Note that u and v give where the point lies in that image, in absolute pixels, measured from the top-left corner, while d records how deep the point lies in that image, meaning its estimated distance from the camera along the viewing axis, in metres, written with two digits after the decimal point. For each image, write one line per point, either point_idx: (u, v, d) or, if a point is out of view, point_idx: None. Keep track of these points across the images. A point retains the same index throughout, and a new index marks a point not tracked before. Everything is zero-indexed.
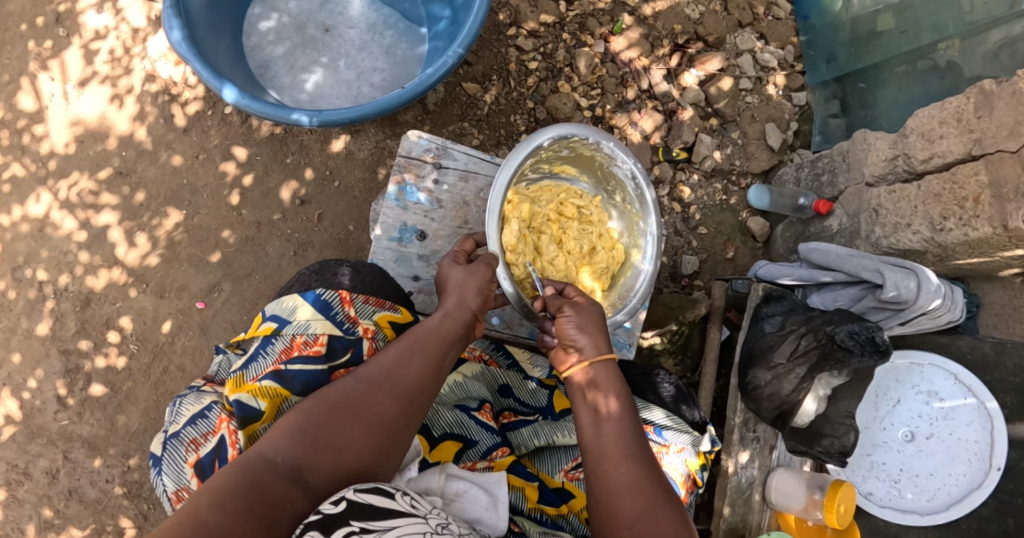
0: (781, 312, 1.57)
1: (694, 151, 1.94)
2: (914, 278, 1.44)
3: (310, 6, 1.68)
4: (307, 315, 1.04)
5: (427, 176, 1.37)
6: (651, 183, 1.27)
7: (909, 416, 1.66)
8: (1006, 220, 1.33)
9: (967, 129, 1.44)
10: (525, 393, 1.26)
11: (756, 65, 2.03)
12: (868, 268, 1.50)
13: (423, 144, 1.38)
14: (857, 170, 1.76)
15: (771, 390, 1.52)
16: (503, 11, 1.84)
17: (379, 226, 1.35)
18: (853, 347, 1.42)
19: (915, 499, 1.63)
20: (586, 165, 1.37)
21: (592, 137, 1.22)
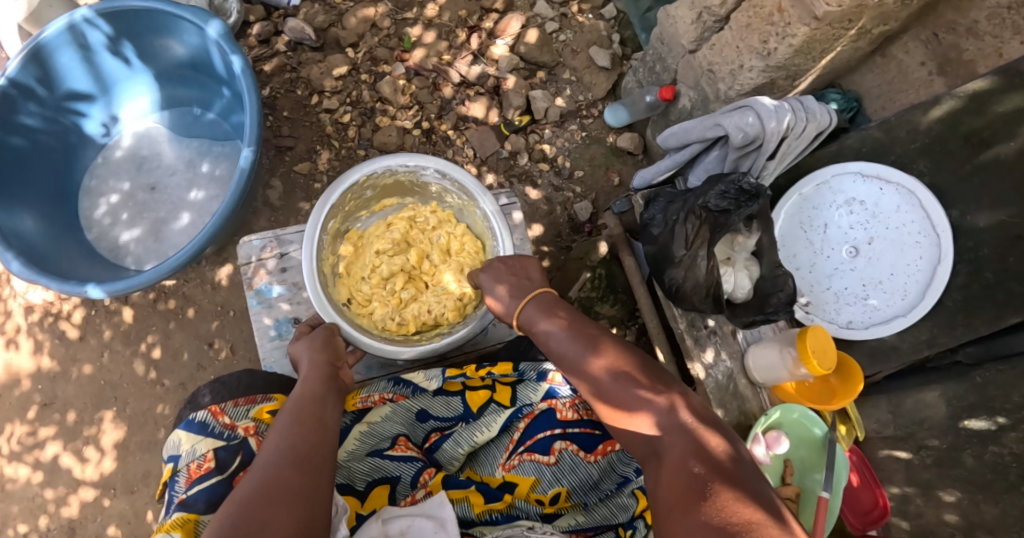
0: (661, 209, 1.50)
1: (534, 110, 1.93)
2: (751, 112, 1.38)
3: (129, 177, 1.74)
4: (188, 443, 1.06)
5: (275, 269, 1.43)
6: (457, 174, 1.29)
7: (845, 233, 1.62)
8: (814, 12, 1.36)
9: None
10: (439, 409, 1.18)
11: (554, 5, 2.05)
12: (710, 127, 1.44)
13: (257, 244, 1.43)
14: (676, 45, 1.76)
15: (688, 282, 1.44)
16: (299, 86, 1.84)
17: (256, 333, 1.41)
18: (729, 205, 1.40)
19: (891, 305, 1.58)
20: (404, 189, 1.42)
21: (377, 168, 1.30)
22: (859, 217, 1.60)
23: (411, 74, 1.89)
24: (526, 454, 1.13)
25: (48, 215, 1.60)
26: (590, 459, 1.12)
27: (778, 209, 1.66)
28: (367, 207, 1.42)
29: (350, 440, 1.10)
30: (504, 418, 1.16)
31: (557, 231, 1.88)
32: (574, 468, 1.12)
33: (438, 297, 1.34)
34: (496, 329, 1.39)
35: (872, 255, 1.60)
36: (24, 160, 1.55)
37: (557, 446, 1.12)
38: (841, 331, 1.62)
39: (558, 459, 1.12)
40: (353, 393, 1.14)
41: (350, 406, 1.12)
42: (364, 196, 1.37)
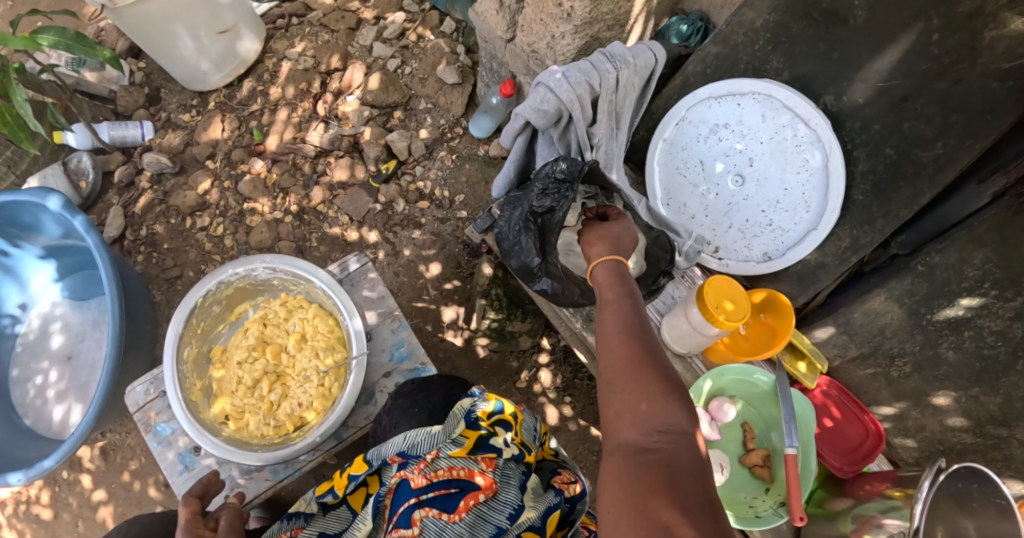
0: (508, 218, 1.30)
1: (397, 151, 1.81)
2: (542, 88, 1.25)
3: (48, 353, 1.81)
4: None
5: (164, 408, 1.39)
6: (286, 262, 1.27)
7: (723, 163, 1.46)
8: None
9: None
10: (332, 525, 1.11)
11: (390, 42, 1.97)
12: (516, 120, 1.30)
13: (141, 390, 1.40)
14: (495, 38, 1.64)
15: (562, 286, 1.29)
16: (171, 215, 1.83)
17: (165, 473, 1.37)
18: (550, 203, 1.20)
19: (798, 221, 1.42)
20: (250, 292, 1.38)
21: (209, 284, 1.27)
22: (730, 141, 1.45)
23: (270, 163, 1.84)
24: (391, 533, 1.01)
25: None
26: (454, 519, 1.02)
27: (648, 165, 1.51)
28: (222, 321, 1.38)
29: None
30: (371, 506, 1.07)
31: (456, 261, 1.76)
32: (440, 534, 1.01)
33: (303, 388, 1.30)
34: (383, 396, 1.31)
35: (758, 176, 1.44)
36: None
37: (416, 517, 1.01)
38: (759, 267, 1.45)
39: (422, 530, 1.00)
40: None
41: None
42: (212, 313, 1.34)
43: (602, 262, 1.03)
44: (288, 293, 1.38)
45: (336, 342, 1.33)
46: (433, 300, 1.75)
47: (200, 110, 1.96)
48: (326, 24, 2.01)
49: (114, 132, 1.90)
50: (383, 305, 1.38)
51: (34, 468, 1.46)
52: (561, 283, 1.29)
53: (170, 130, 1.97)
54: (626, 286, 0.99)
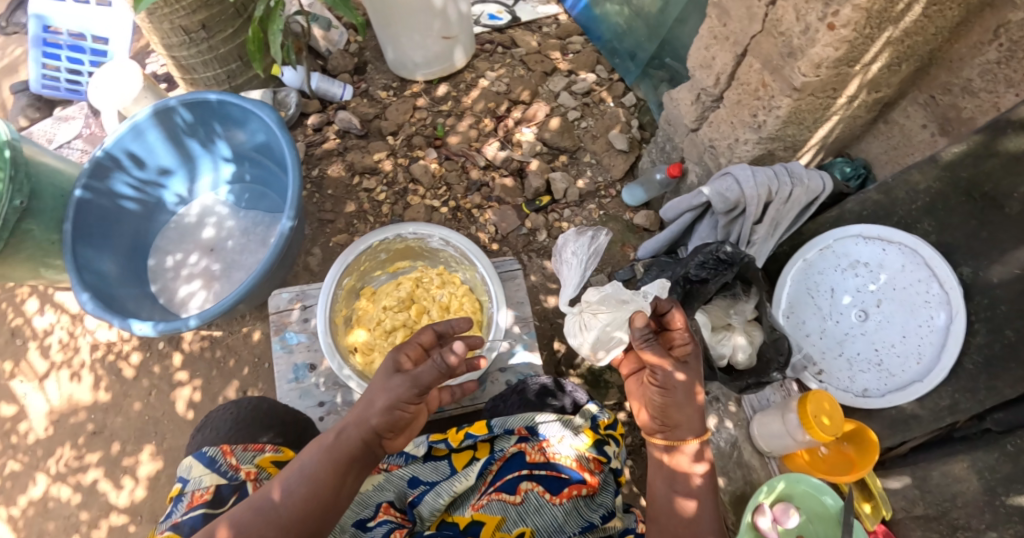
0: (653, 278, 1.52)
1: (553, 191, 1.99)
2: (730, 178, 1.44)
3: (191, 239, 2.02)
4: (199, 472, 1.16)
5: (299, 319, 1.53)
6: (461, 238, 1.42)
7: (852, 297, 1.59)
8: (792, 83, 1.48)
9: (725, 39, 1.63)
10: (427, 473, 1.18)
11: (576, 96, 2.20)
12: (695, 195, 1.49)
13: (287, 296, 1.55)
14: (681, 125, 1.86)
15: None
16: (342, 169, 2.05)
17: (275, 376, 1.48)
18: (707, 276, 1.41)
19: (906, 369, 1.51)
20: (414, 253, 1.55)
21: (389, 234, 1.43)
22: (865, 280, 1.58)
23: (442, 158, 2.05)
24: (494, 493, 1.13)
25: (126, 264, 1.89)
26: (555, 501, 1.11)
27: (783, 276, 1.66)
28: (381, 267, 1.55)
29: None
30: (478, 467, 1.16)
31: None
32: (539, 509, 1.11)
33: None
34: (492, 386, 1.42)
35: (882, 319, 1.55)
36: (109, 217, 1.85)
37: (523, 487, 1.12)
38: (856, 400, 1.55)
39: (524, 500, 1.11)
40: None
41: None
42: (378, 258, 1.51)
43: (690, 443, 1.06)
44: (446, 268, 1.54)
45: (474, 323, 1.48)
46: (541, 328, 1.86)
47: (397, 92, 2.21)
48: (526, 62, 2.26)
49: (321, 84, 2.14)
50: (520, 309, 1.52)
51: (163, 326, 1.61)
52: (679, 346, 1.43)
53: (364, 99, 2.20)
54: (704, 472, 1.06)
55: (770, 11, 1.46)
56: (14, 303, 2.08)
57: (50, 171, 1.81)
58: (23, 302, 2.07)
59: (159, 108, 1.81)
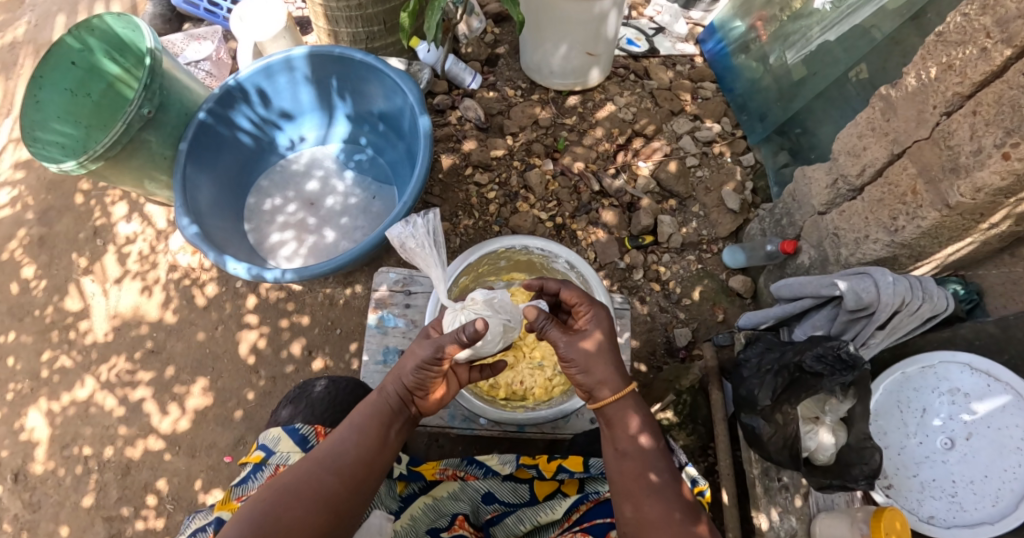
0: (757, 353, 1.63)
1: (658, 232, 2.12)
2: (869, 279, 1.50)
3: (294, 189, 2.05)
4: (288, 446, 1.16)
5: (398, 302, 1.56)
6: (586, 268, 1.48)
7: (941, 421, 1.55)
8: (946, 199, 1.45)
9: (883, 133, 1.59)
10: (505, 493, 1.28)
11: (698, 143, 2.25)
12: (825, 285, 1.56)
13: (393, 277, 1.58)
14: (807, 204, 1.88)
15: (771, 431, 1.53)
16: (458, 157, 2.19)
17: (364, 353, 1.52)
18: (823, 370, 1.48)
19: (980, 508, 1.48)
20: (533, 269, 1.60)
21: (517, 245, 1.51)
22: (959, 408, 1.55)
23: (558, 171, 2.18)
24: (579, 532, 1.17)
25: (225, 196, 1.92)
26: None
27: (875, 382, 1.63)
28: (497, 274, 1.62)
29: (415, 507, 1.26)
30: (566, 504, 1.24)
31: (652, 348, 2.02)
32: None
33: (532, 373, 1.50)
34: (576, 420, 1.54)
35: (968, 451, 1.51)
36: (222, 147, 1.90)
37: (611, 534, 1.15)
38: (921, 524, 1.51)
39: None
40: (433, 464, 1.31)
41: (429, 475, 1.28)
42: (498, 265, 1.58)
43: (621, 393, 1.10)
44: None
45: None
46: None
47: (525, 92, 2.30)
48: (656, 97, 2.31)
49: (454, 67, 2.24)
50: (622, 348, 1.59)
51: (257, 271, 1.64)
52: (771, 429, 1.54)
53: (490, 91, 2.29)
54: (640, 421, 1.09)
55: (944, 121, 1.41)
56: (103, 203, 2.02)
57: (183, 88, 1.80)
58: (110, 203, 2.01)
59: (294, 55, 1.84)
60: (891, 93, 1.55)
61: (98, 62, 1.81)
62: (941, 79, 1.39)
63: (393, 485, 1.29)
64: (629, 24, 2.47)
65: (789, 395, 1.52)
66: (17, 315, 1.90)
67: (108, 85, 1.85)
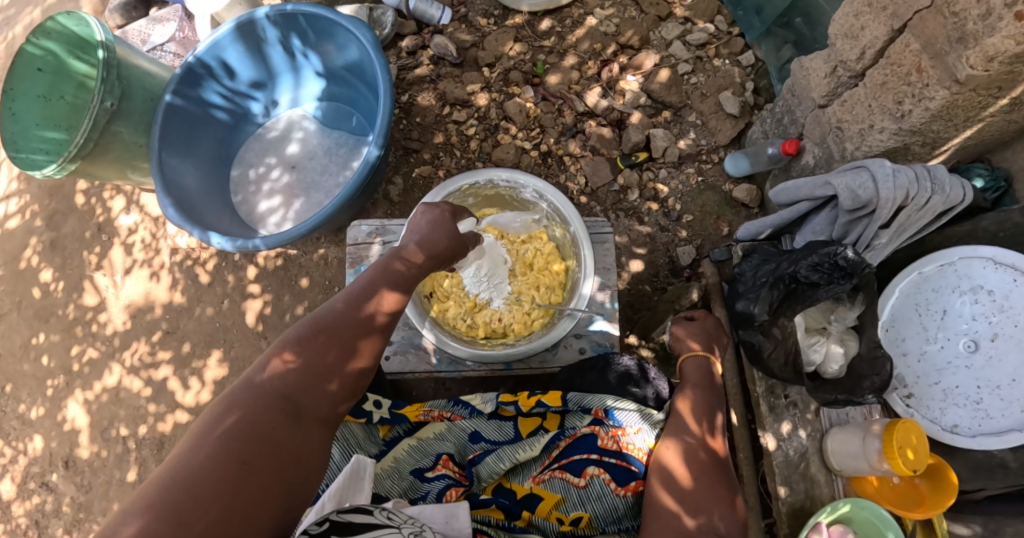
0: (753, 268, 1.51)
1: (652, 148, 1.99)
2: (866, 174, 1.36)
3: (277, 153, 2.04)
4: None
5: (374, 255, 1.56)
6: (554, 194, 1.43)
7: (964, 323, 1.43)
8: (955, 74, 1.26)
9: (881, 8, 1.39)
10: (491, 431, 1.26)
11: (690, 47, 2.07)
12: (820, 185, 1.43)
13: (365, 230, 1.58)
14: (806, 98, 1.70)
15: (772, 347, 1.44)
16: (435, 98, 2.11)
17: None
18: (820, 280, 1.36)
19: (1007, 414, 1.37)
20: (504, 202, 1.55)
21: (480, 178, 1.45)
22: (985, 307, 1.41)
23: (539, 98, 2.08)
24: (557, 471, 1.20)
25: (210, 172, 1.95)
26: (619, 492, 1.17)
27: (890, 285, 1.50)
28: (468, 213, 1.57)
29: (399, 449, 1.27)
30: (545, 439, 1.23)
31: (654, 271, 1.93)
32: (600, 497, 1.16)
33: (510, 309, 1.48)
34: (565, 352, 1.51)
35: (994, 353, 1.39)
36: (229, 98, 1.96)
37: (589, 471, 1.18)
38: (942, 434, 1.42)
39: (588, 484, 1.17)
40: (416, 405, 1.29)
41: (413, 417, 1.27)
42: (467, 203, 1.53)
43: (703, 353, 1.33)
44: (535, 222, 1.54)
45: (556, 285, 1.51)
46: None
47: (498, 21, 2.16)
48: (641, 3, 2.12)
49: (419, 5, 2.13)
50: (606, 276, 1.55)
51: (240, 242, 1.66)
52: (771, 345, 1.44)
53: (462, 25, 2.17)
54: (709, 382, 1.29)
55: None
56: (102, 199, 2.08)
57: (143, 74, 1.79)
58: (108, 198, 2.08)
59: (246, 17, 1.79)
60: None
61: (65, 64, 1.83)
62: None
63: (376, 430, 1.28)
64: None
65: (787, 307, 1.41)
66: (45, 316, 2.03)
67: (77, 82, 1.86)
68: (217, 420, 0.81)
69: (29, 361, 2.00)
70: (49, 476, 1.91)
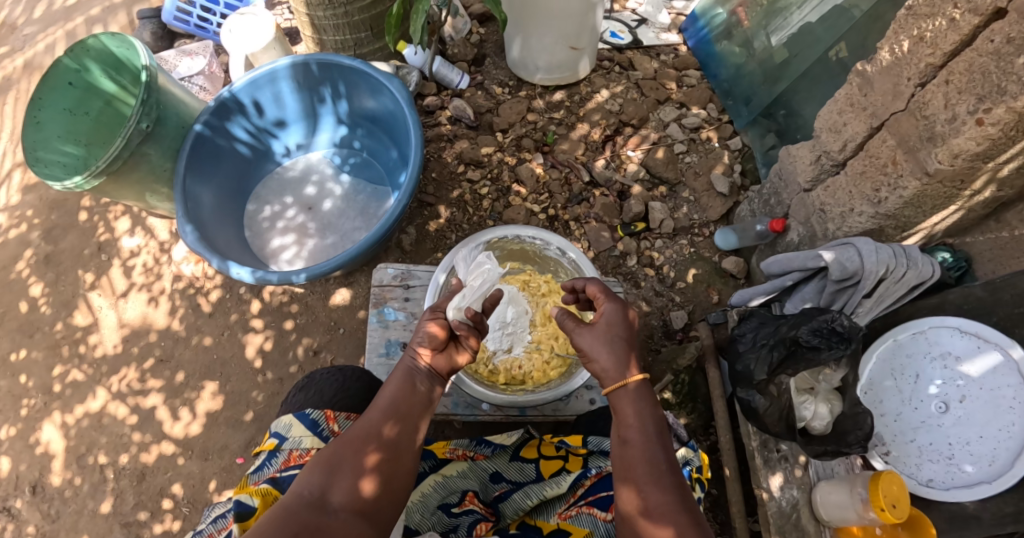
0: (752, 329, 1.64)
1: (649, 219, 2.16)
2: (853, 250, 1.54)
3: (297, 192, 2.10)
4: (299, 431, 1.15)
5: (398, 296, 1.56)
6: (577, 252, 1.55)
7: (935, 387, 1.58)
8: (925, 167, 1.48)
9: (862, 108, 1.62)
10: (513, 471, 1.30)
11: (685, 129, 2.30)
12: (812, 258, 1.60)
13: (391, 273, 1.59)
14: (793, 182, 1.91)
15: (767, 404, 1.55)
16: (451, 156, 2.24)
17: (367, 348, 1.51)
18: (820, 343, 1.48)
19: (977, 469, 1.51)
20: (526, 256, 1.65)
21: (510, 233, 1.55)
22: (953, 372, 1.57)
23: (548, 165, 2.24)
24: (585, 507, 1.21)
25: (229, 213, 1.98)
26: None
27: (867, 352, 1.66)
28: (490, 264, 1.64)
29: (426, 485, 1.24)
30: (570, 479, 1.24)
31: (649, 332, 2.04)
32: None
33: (529, 356, 1.55)
34: (576, 401, 1.57)
35: (963, 413, 1.54)
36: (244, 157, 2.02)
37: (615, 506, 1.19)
38: (920, 488, 1.55)
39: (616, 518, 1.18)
40: (442, 443, 1.31)
41: (439, 454, 1.28)
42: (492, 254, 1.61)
43: (631, 379, 1.06)
44: (554, 277, 1.62)
45: None
46: None
47: (512, 89, 2.35)
48: (642, 88, 2.36)
49: (441, 68, 2.29)
50: None
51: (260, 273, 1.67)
52: (767, 401, 1.55)
53: (478, 90, 2.35)
54: (649, 413, 1.04)
55: (919, 92, 1.44)
56: (106, 219, 2.07)
57: (177, 102, 1.84)
58: (113, 219, 2.07)
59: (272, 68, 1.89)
60: (866, 68, 1.57)
61: (96, 81, 1.86)
62: (913, 52, 1.42)
63: None
64: (612, 18, 2.52)
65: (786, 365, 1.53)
66: (29, 331, 1.95)
67: (105, 101, 1.89)
68: (269, 515, 0.93)
69: (5, 378, 1.90)
70: (12, 501, 1.78)
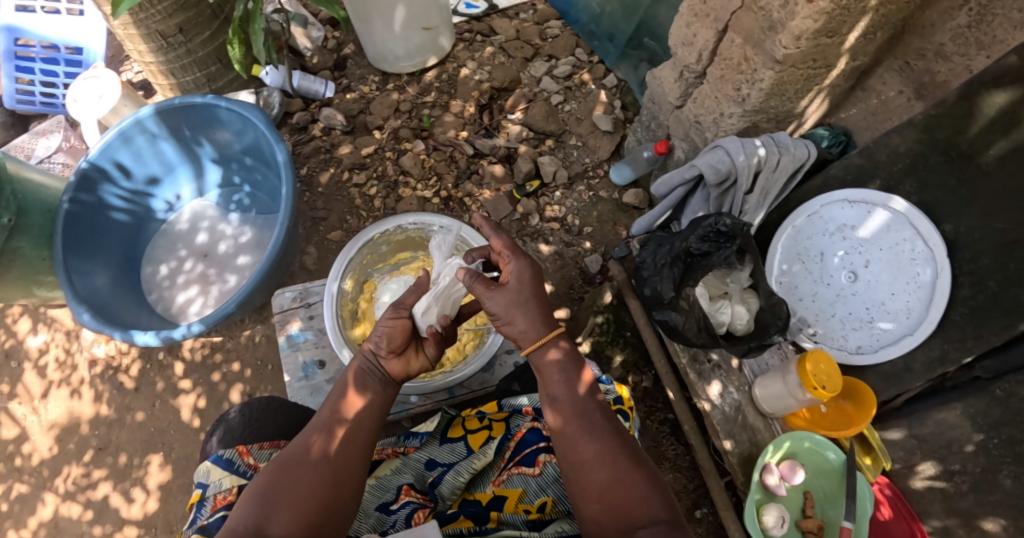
0: (651, 253, 1.66)
1: (542, 175, 2.16)
2: (721, 152, 1.57)
3: (190, 242, 2.04)
4: (218, 475, 1.13)
5: (301, 317, 1.56)
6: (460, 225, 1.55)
7: (840, 259, 1.64)
8: (774, 56, 1.50)
9: (705, 15, 1.65)
10: (444, 455, 1.30)
11: (558, 80, 2.31)
12: (686, 170, 1.63)
13: (289, 295, 1.57)
14: (665, 103, 1.94)
15: (684, 320, 1.57)
16: (337, 166, 2.20)
17: (285, 374, 1.51)
18: (709, 248, 1.53)
19: (896, 325, 1.55)
20: (415, 244, 1.64)
21: (390, 225, 1.54)
22: (852, 242, 1.63)
23: (430, 148, 2.21)
24: (514, 468, 1.24)
25: (126, 282, 1.92)
26: None
27: (773, 242, 1.72)
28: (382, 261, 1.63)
29: None
30: (495, 444, 1.27)
31: (568, 284, 2.05)
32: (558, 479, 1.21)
33: None
34: (501, 368, 1.58)
35: (872, 278, 1.60)
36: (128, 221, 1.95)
37: (541, 459, 1.23)
38: (850, 357, 1.60)
39: (543, 470, 1.22)
40: None
41: None
42: (380, 250, 1.60)
43: (551, 339, 1.09)
44: None
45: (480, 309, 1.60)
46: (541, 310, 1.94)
47: (380, 85, 2.32)
48: (508, 50, 2.35)
49: (303, 81, 2.24)
50: None
51: (166, 333, 1.63)
52: (683, 316, 1.58)
53: (348, 93, 2.31)
54: (571, 368, 1.09)
55: None
56: (6, 324, 1.99)
57: (37, 186, 1.77)
58: (13, 322, 1.99)
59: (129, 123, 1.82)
60: None
61: None
62: None
63: None
64: None
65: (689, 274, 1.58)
66: None
67: None
68: None
69: None
70: None
